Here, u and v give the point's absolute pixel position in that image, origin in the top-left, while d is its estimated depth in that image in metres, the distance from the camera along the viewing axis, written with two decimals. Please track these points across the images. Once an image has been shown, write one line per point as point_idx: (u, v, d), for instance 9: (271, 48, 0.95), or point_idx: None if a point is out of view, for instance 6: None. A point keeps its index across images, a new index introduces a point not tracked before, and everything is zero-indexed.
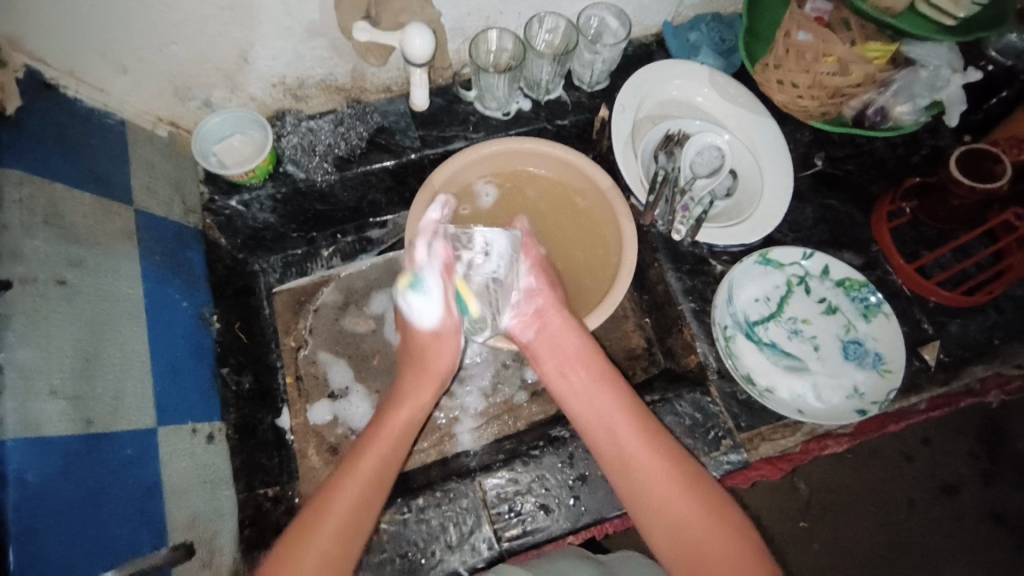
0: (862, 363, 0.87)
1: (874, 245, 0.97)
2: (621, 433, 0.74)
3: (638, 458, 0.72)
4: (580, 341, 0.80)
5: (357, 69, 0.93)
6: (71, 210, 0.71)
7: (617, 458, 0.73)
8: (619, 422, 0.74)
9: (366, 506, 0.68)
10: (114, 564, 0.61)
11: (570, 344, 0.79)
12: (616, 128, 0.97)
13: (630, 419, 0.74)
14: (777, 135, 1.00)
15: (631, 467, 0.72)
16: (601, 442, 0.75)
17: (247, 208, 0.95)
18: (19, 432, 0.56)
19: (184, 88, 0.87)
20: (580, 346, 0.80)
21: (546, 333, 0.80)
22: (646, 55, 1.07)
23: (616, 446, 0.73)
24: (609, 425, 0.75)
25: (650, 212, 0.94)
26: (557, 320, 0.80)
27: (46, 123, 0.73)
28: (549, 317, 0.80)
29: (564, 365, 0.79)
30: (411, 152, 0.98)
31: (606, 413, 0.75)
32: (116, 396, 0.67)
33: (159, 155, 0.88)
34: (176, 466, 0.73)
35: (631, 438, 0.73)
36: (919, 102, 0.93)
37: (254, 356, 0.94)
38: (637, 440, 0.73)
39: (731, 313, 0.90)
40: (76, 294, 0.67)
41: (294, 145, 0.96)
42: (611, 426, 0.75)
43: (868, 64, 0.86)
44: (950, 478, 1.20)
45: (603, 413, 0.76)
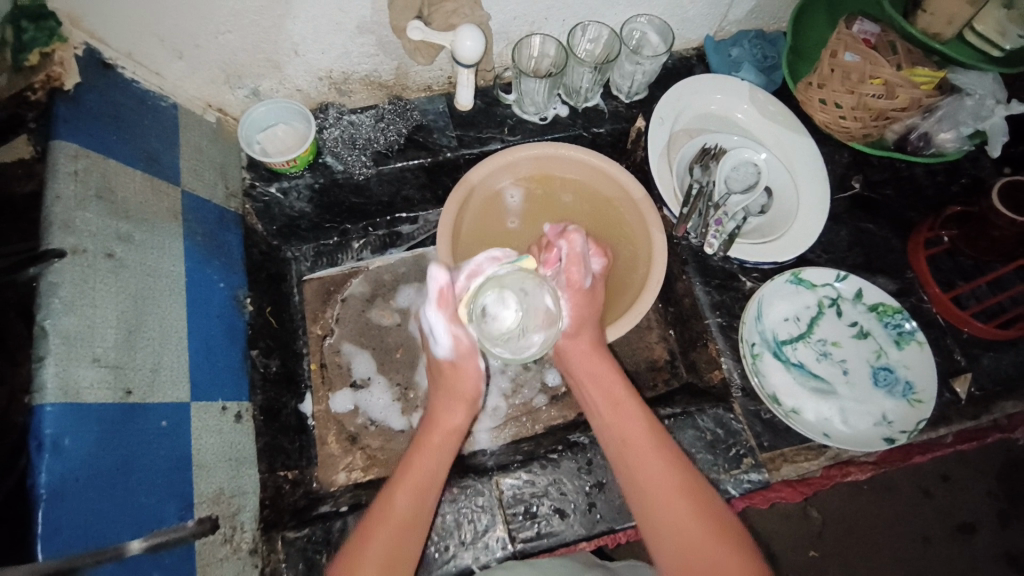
0: (892, 390, 0.86)
1: (910, 272, 0.96)
2: (641, 450, 0.74)
3: (659, 473, 0.71)
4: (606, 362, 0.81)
5: (401, 67, 0.95)
6: (123, 186, 0.73)
7: (638, 473, 0.73)
8: (642, 439, 0.74)
9: (415, 514, 0.69)
10: (142, 533, 0.62)
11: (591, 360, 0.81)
12: (653, 139, 0.98)
13: (650, 435, 0.75)
14: (815, 155, 0.99)
15: (650, 484, 0.72)
16: (623, 457, 0.75)
17: (286, 196, 0.97)
18: (58, 398, 0.58)
19: (235, 76, 0.89)
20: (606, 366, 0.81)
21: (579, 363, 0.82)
22: (686, 69, 1.08)
23: (640, 461, 0.73)
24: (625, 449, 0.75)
25: (683, 224, 0.94)
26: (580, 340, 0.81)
27: (103, 101, 0.76)
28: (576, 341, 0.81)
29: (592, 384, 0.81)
30: (447, 151, 1.00)
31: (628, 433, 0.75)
32: (154, 368, 0.69)
33: (206, 139, 0.91)
34: (205, 441, 0.74)
35: (654, 454, 0.73)
36: (963, 130, 0.90)
37: (281, 341, 0.96)
38: (656, 457, 0.73)
39: (760, 330, 0.89)
40: (122, 267, 0.69)
41: (336, 138, 0.98)
42: (631, 443, 0.75)
43: (915, 88, 0.85)
44: (968, 516, 1.17)
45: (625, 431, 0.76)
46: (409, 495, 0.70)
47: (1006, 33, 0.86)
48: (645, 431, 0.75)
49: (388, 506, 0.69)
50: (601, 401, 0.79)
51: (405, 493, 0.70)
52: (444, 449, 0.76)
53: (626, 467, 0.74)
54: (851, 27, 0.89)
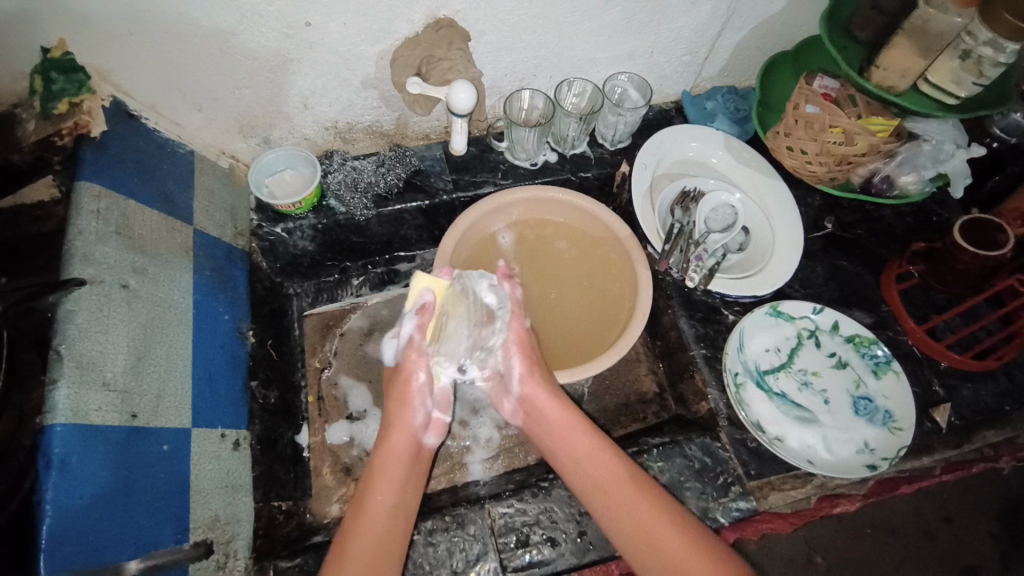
0: (873, 419, 0.88)
1: (885, 305, 1.00)
2: (611, 492, 0.77)
3: (645, 519, 0.74)
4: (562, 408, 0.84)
5: (402, 117, 1.03)
6: (140, 223, 0.79)
7: (617, 514, 0.75)
8: (612, 479, 0.77)
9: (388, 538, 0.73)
10: (140, 553, 0.63)
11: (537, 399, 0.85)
12: (636, 183, 1.05)
13: (612, 470, 0.78)
14: (788, 198, 1.06)
15: (636, 527, 0.74)
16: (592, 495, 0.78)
17: (290, 235, 1.03)
18: (68, 419, 0.61)
19: (249, 126, 0.97)
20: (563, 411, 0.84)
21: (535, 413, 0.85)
22: (666, 119, 1.17)
23: (609, 502, 0.76)
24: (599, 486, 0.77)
25: (665, 260, 0.99)
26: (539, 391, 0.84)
27: (126, 147, 0.83)
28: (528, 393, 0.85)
29: (552, 432, 0.84)
30: (444, 194, 1.07)
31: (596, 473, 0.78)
32: (159, 393, 0.72)
33: (219, 183, 0.97)
34: (203, 467, 0.76)
35: (631, 496, 0.75)
36: (924, 173, 0.98)
37: (280, 373, 0.99)
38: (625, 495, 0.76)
39: (742, 361, 0.92)
40: (135, 297, 0.74)
41: (339, 182, 1.04)
42: (599, 485, 0.77)
43: (872, 136, 0.92)
44: (972, 559, 1.15)
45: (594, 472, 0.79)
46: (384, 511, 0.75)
47: (961, 82, 0.89)
48: (621, 476, 0.77)
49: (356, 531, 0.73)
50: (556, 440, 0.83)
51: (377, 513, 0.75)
52: (403, 474, 0.80)
53: (610, 517, 0.76)
54: (812, 83, 0.98)
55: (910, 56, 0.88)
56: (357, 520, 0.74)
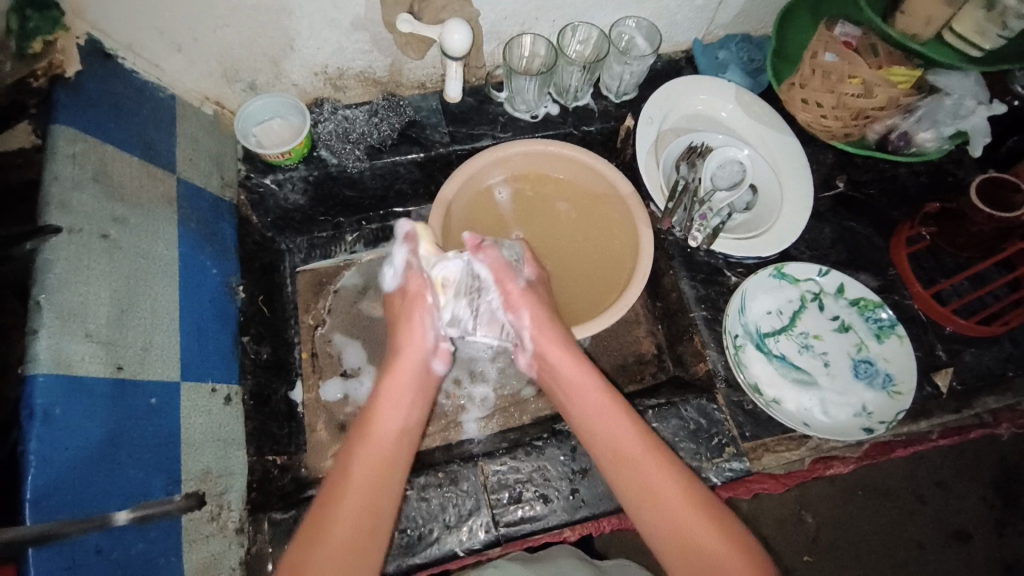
0: (872, 382, 0.87)
1: (892, 269, 0.97)
2: (638, 462, 0.69)
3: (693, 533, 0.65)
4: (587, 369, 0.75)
5: (395, 64, 0.98)
6: (119, 170, 0.75)
7: (656, 518, 0.67)
8: (658, 482, 0.68)
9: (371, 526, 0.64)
10: (129, 504, 0.63)
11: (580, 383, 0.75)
12: (640, 138, 1.00)
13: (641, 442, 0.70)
14: (800, 155, 1.02)
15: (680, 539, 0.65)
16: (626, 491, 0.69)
17: (280, 187, 0.99)
18: (51, 369, 0.59)
19: (233, 71, 0.92)
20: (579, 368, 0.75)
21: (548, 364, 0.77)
22: (675, 70, 1.10)
23: (635, 473, 0.69)
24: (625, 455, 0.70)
25: (668, 218, 0.96)
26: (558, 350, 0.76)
27: (102, 89, 0.78)
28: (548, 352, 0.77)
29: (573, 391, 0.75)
30: (440, 147, 1.02)
31: (621, 442, 0.70)
32: (144, 346, 0.71)
33: (203, 131, 0.93)
34: (194, 420, 0.75)
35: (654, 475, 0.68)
36: (943, 130, 0.93)
37: (272, 329, 0.98)
38: (654, 469, 0.68)
39: (742, 323, 0.90)
40: (116, 248, 0.71)
41: (330, 132, 1.00)
42: (624, 456, 0.70)
43: (892, 87, 0.87)
44: (962, 522, 1.17)
45: (616, 440, 0.71)
46: (368, 464, 0.67)
47: (986, 33, 0.83)
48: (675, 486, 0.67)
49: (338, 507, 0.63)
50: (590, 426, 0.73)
51: (365, 462, 0.66)
52: (393, 442, 0.69)
53: (635, 489, 0.68)
54: (832, 29, 0.91)
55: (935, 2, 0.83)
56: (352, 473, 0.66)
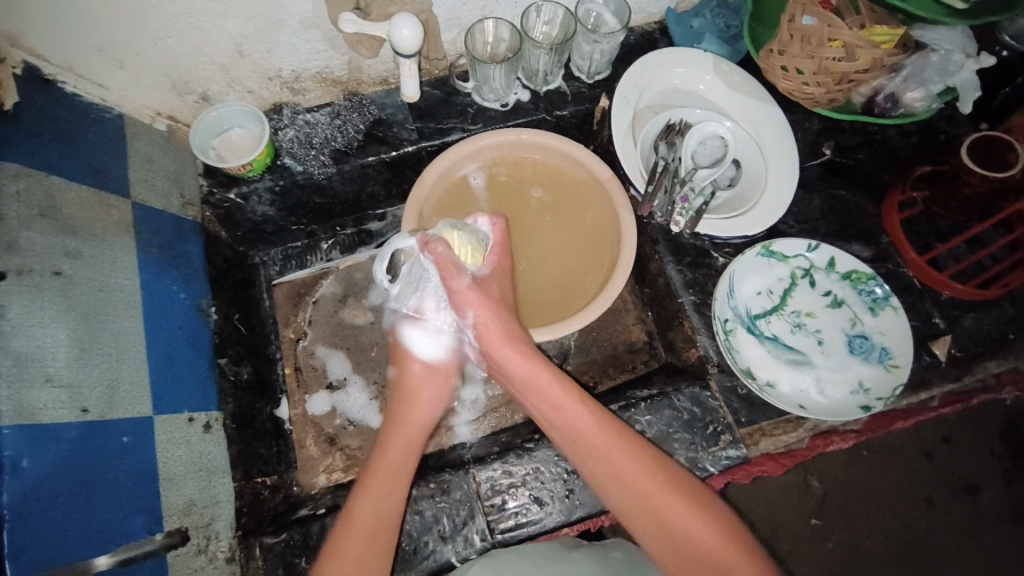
0: (868, 358, 0.85)
1: (884, 236, 0.94)
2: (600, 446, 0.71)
3: (666, 510, 0.67)
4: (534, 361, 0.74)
5: (353, 61, 0.93)
6: (67, 202, 0.72)
7: (629, 501, 0.68)
8: (629, 468, 0.69)
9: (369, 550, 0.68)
10: (110, 548, 0.62)
11: (548, 388, 0.74)
12: (616, 119, 0.96)
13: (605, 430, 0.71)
14: (784, 124, 0.97)
15: (656, 516, 0.67)
16: (599, 476, 0.70)
17: (246, 201, 0.96)
18: (13, 420, 0.57)
19: (181, 82, 0.87)
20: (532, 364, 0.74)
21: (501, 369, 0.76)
22: (649, 43, 1.05)
23: (598, 460, 0.70)
24: (589, 441, 0.71)
25: (649, 203, 0.92)
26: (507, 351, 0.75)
27: (44, 117, 0.74)
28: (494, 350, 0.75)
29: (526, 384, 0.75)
30: (408, 145, 0.98)
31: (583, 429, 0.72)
32: (112, 384, 0.68)
33: (158, 149, 0.89)
34: (172, 453, 0.74)
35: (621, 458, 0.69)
36: (932, 88, 0.89)
37: (252, 348, 0.96)
38: (618, 452, 0.70)
39: (732, 306, 0.87)
40: (71, 285, 0.68)
41: (292, 138, 0.96)
42: (588, 445, 0.71)
43: (874, 48, 0.82)
44: (969, 477, 1.16)
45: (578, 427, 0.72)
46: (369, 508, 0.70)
47: None
48: (645, 470, 0.69)
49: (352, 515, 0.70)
50: (557, 424, 0.73)
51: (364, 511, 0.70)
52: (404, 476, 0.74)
53: (602, 475, 0.70)
54: None
55: None
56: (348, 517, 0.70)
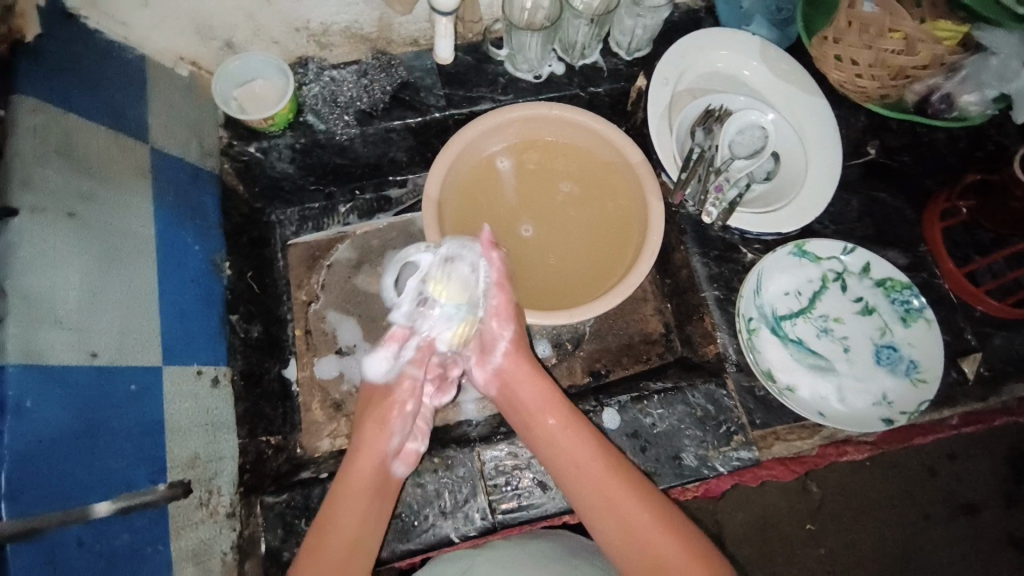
0: (894, 369, 0.82)
1: (922, 244, 0.90)
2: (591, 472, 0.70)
3: (647, 537, 0.66)
4: (534, 385, 0.75)
5: (384, 18, 0.89)
6: (85, 142, 0.70)
7: (612, 527, 0.68)
8: (613, 491, 0.69)
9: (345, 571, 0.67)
10: (111, 495, 0.62)
11: (543, 408, 0.74)
12: (652, 100, 0.91)
13: (593, 458, 0.71)
14: (829, 118, 0.93)
15: (636, 541, 0.67)
16: (582, 498, 0.70)
17: (266, 156, 0.93)
18: (20, 359, 0.56)
19: (207, 27, 0.84)
20: (535, 388, 0.75)
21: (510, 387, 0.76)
22: (694, 22, 0.99)
23: (584, 488, 0.70)
24: (580, 467, 0.71)
25: (680, 190, 0.88)
26: (521, 368, 0.76)
27: (64, 53, 0.72)
28: (513, 370, 0.76)
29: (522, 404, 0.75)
30: (435, 111, 0.95)
31: (573, 454, 0.71)
32: (122, 331, 0.67)
33: (179, 95, 0.87)
34: (178, 406, 0.73)
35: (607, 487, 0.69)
36: (986, 93, 0.84)
37: (263, 307, 0.95)
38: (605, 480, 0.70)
39: (758, 305, 0.84)
40: (85, 227, 0.67)
41: (316, 95, 0.93)
42: (579, 469, 0.71)
43: (937, 45, 0.77)
44: (973, 497, 1.14)
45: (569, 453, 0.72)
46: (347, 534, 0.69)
47: None
48: (630, 493, 0.69)
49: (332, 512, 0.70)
50: (551, 448, 0.73)
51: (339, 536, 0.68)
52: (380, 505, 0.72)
53: (587, 502, 0.70)
54: None
55: None
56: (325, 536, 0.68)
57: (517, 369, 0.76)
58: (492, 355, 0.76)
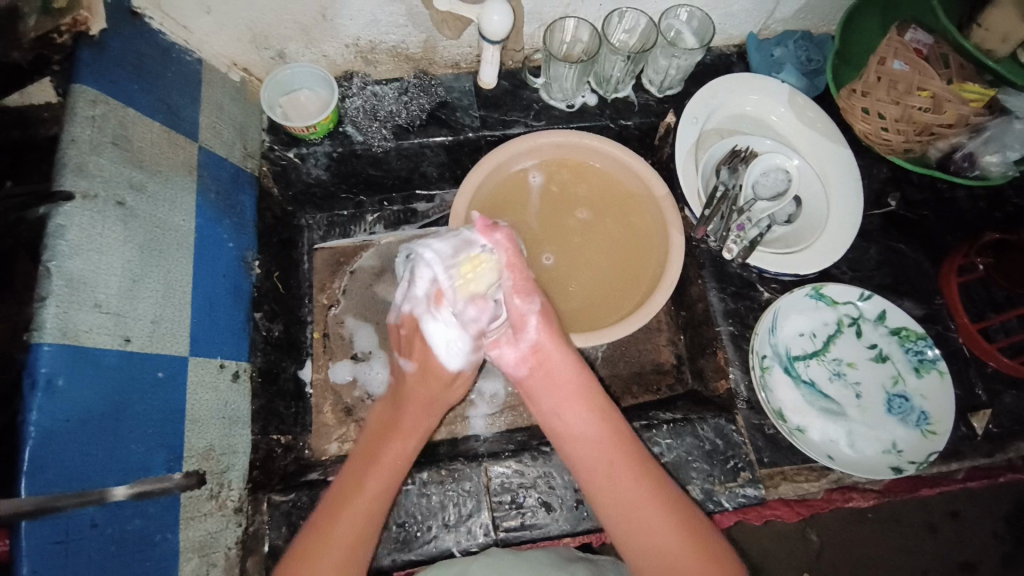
0: (906, 419, 0.82)
1: (939, 297, 0.91)
2: (615, 473, 0.69)
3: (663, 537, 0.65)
4: (573, 375, 0.72)
5: (429, 41, 0.93)
6: (139, 136, 0.73)
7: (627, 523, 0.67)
8: (631, 485, 0.68)
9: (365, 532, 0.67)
10: (129, 480, 0.62)
11: (571, 403, 0.72)
12: (680, 138, 0.94)
13: (617, 457, 0.69)
14: (852, 169, 0.95)
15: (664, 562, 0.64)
16: (604, 497, 0.68)
17: (303, 161, 0.97)
18: (57, 338, 0.58)
19: (262, 37, 0.88)
20: (576, 379, 0.72)
21: (543, 368, 0.72)
22: (725, 66, 1.03)
23: (602, 483, 0.69)
24: (602, 466, 0.69)
25: (703, 227, 0.90)
26: (557, 355, 0.72)
27: (128, 50, 0.76)
28: (547, 354, 0.72)
29: (557, 391, 0.72)
30: (469, 131, 0.98)
31: (598, 452, 0.70)
32: (155, 319, 0.69)
33: (228, 99, 0.91)
34: (200, 397, 0.74)
35: (628, 485, 0.68)
36: (1010, 154, 0.85)
37: (285, 306, 0.97)
38: (628, 477, 0.68)
39: (772, 343, 0.85)
40: (131, 216, 0.69)
41: (357, 107, 0.97)
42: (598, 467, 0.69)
43: (964, 105, 0.79)
44: (975, 559, 1.12)
45: (594, 451, 0.70)
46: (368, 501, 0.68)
47: None
48: (653, 498, 0.67)
49: (351, 500, 0.67)
50: (575, 441, 0.71)
51: (364, 499, 0.68)
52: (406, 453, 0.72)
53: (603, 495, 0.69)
54: (903, 34, 0.84)
55: (1014, 18, 0.75)
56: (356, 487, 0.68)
57: (554, 348, 0.72)
58: (523, 335, 0.71)
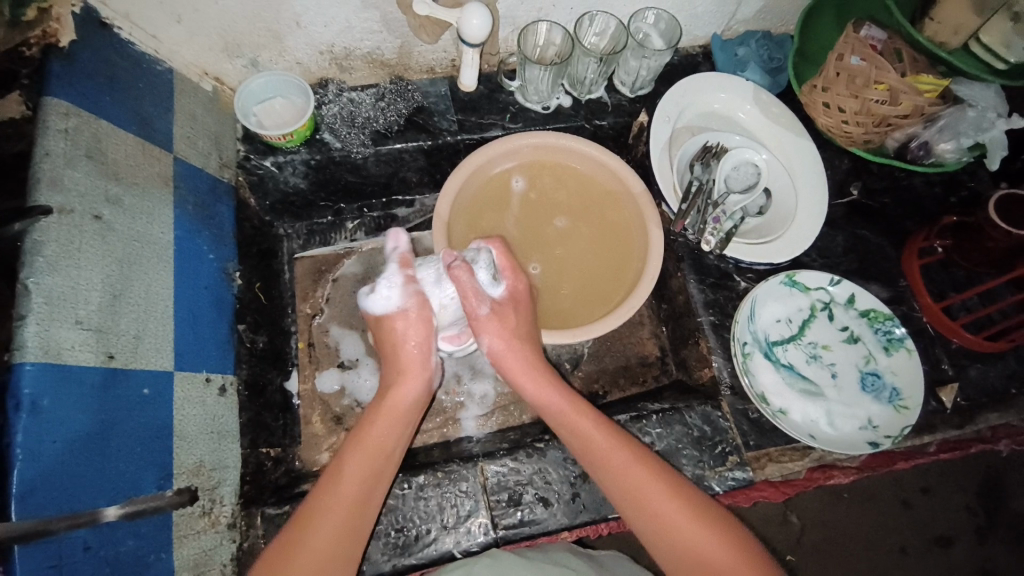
0: (879, 396, 0.87)
1: (903, 279, 0.96)
2: (622, 464, 0.70)
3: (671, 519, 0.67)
4: (558, 393, 0.76)
5: (405, 46, 0.94)
6: (113, 147, 0.72)
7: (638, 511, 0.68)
8: (635, 472, 0.69)
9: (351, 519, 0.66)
10: (119, 500, 0.61)
11: (567, 405, 0.74)
12: (654, 137, 0.97)
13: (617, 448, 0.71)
14: (816, 160, 1.00)
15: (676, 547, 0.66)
16: (615, 491, 0.70)
17: (281, 170, 0.96)
18: (39, 357, 0.56)
19: (234, 45, 0.87)
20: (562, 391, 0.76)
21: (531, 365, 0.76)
22: (692, 66, 1.07)
23: (607, 469, 0.71)
24: (607, 458, 0.71)
25: (681, 220, 0.93)
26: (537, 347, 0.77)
27: (98, 60, 0.74)
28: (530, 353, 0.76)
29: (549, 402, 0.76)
30: (447, 135, 0.99)
31: (599, 445, 0.72)
32: (137, 334, 0.68)
33: (201, 109, 0.89)
34: (187, 412, 0.73)
35: (638, 474, 0.69)
36: (963, 142, 0.88)
37: (269, 317, 0.96)
38: (634, 467, 0.70)
39: (752, 330, 0.89)
40: (109, 230, 0.68)
41: (334, 115, 0.96)
42: (602, 458, 0.71)
43: (918, 96, 0.85)
44: (946, 529, 1.18)
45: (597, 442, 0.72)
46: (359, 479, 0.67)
47: (1013, 45, 0.81)
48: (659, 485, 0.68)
49: (338, 480, 0.67)
50: (581, 435, 0.73)
51: (353, 478, 0.67)
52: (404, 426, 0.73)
53: (611, 484, 0.70)
54: (859, 31, 0.89)
55: (965, 10, 0.82)
56: (342, 468, 0.67)
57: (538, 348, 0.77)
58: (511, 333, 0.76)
